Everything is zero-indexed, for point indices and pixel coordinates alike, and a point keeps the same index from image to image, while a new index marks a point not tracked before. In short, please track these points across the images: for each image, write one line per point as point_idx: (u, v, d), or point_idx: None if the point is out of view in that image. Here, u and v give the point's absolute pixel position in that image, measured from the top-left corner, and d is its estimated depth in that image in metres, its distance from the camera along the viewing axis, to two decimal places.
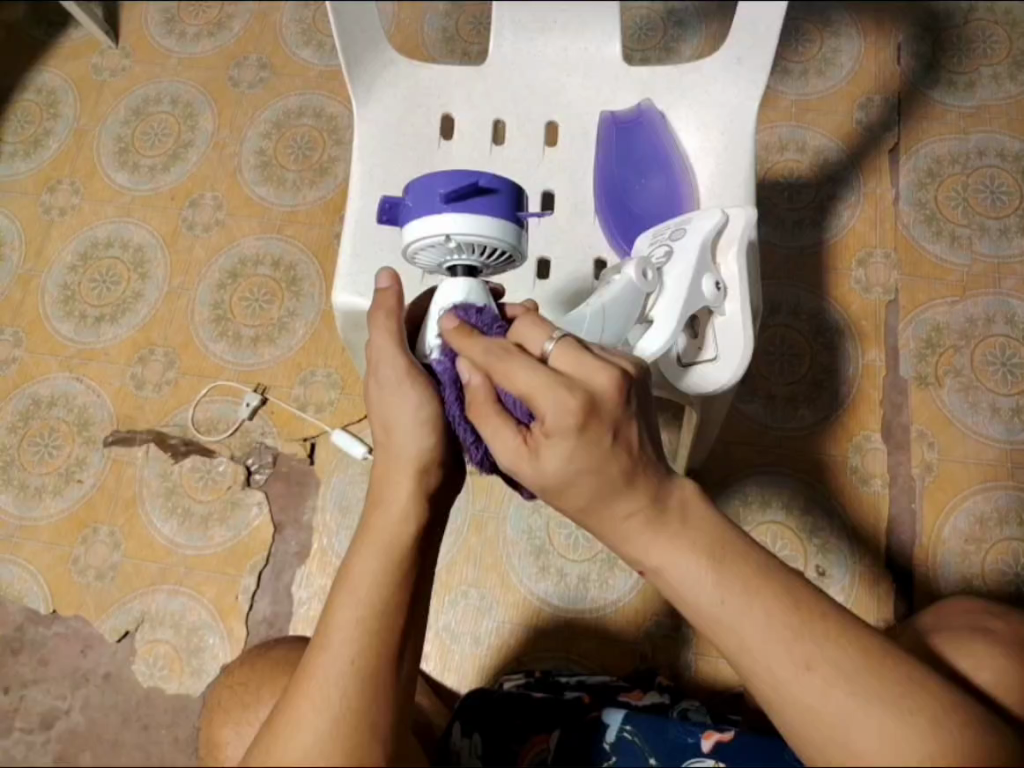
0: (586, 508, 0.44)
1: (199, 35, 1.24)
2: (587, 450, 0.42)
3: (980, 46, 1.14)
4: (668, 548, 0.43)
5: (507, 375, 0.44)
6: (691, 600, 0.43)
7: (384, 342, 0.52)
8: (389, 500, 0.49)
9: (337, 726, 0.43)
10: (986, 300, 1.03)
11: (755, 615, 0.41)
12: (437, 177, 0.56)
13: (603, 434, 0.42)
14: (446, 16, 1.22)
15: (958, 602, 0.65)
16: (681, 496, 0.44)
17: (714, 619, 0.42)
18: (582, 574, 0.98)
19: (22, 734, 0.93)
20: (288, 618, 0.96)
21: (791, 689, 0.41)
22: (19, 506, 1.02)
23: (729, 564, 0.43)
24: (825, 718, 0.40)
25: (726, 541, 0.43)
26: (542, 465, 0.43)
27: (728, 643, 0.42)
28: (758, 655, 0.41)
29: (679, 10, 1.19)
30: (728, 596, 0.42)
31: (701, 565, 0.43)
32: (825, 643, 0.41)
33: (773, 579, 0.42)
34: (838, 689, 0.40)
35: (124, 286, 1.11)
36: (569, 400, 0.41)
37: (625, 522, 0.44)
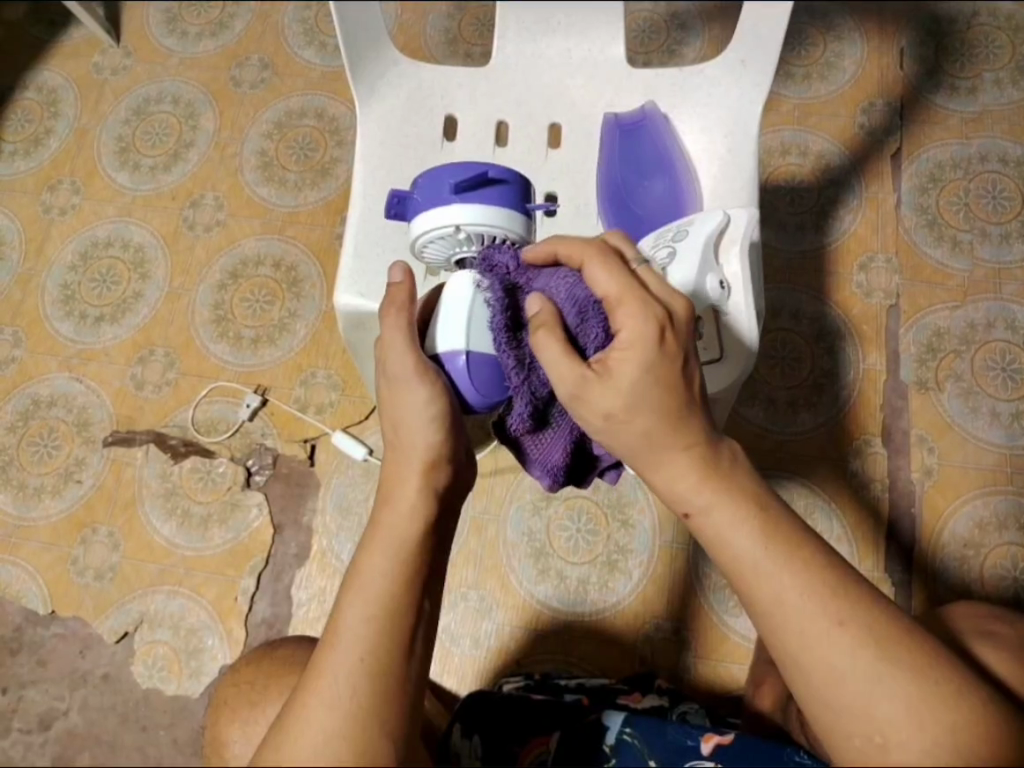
0: (649, 434, 0.45)
1: (200, 35, 1.23)
2: (661, 364, 0.45)
3: (983, 51, 1.15)
4: (718, 490, 0.45)
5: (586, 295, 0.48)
6: (734, 548, 0.44)
7: (395, 337, 0.52)
8: (397, 497, 0.50)
9: (346, 724, 0.43)
10: (987, 305, 1.03)
11: (798, 570, 0.43)
12: (446, 171, 0.59)
13: (678, 351, 0.45)
14: (449, 17, 1.22)
15: (957, 607, 0.65)
16: (732, 451, 0.47)
17: (755, 570, 0.43)
18: (582, 576, 0.97)
19: (21, 735, 0.93)
20: (287, 620, 0.96)
21: (819, 649, 0.41)
22: (18, 506, 1.02)
23: (773, 517, 0.45)
24: (852, 681, 0.41)
25: (769, 499, 0.45)
26: (616, 380, 0.45)
27: (761, 599, 0.43)
28: (791, 609, 0.42)
29: (682, 13, 1.18)
30: (772, 544, 0.43)
31: (747, 515, 0.44)
32: (855, 607, 0.42)
33: (809, 541, 0.44)
34: (869, 654, 0.41)
35: (124, 286, 1.11)
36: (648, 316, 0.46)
37: (679, 456, 0.45)
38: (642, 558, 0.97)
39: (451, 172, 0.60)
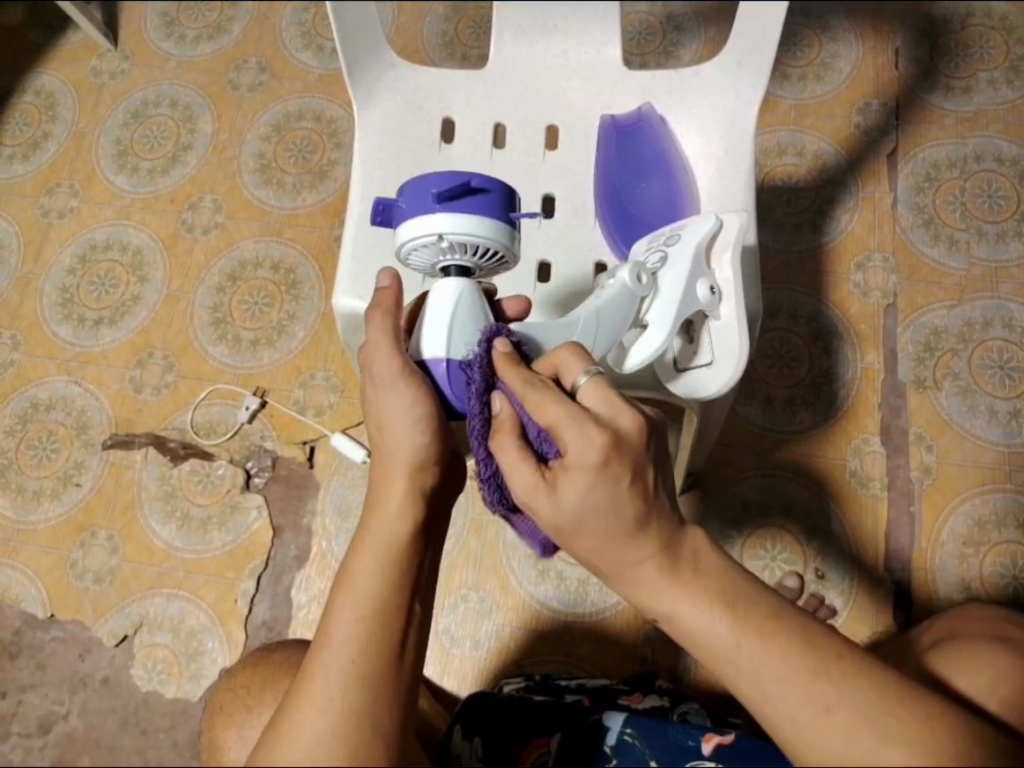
0: (599, 544, 0.45)
1: (198, 38, 1.24)
2: (608, 483, 0.43)
3: (978, 50, 1.15)
4: (681, 593, 0.44)
5: (539, 407, 0.47)
6: (707, 645, 0.43)
7: (380, 339, 0.52)
8: (386, 500, 0.50)
9: (337, 725, 0.43)
10: (984, 303, 1.03)
11: (776, 661, 0.42)
12: (429, 179, 0.57)
13: (626, 467, 0.43)
14: (446, 19, 1.22)
15: (970, 609, 0.66)
16: (693, 546, 0.45)
17: (732, 663, 0.42)
18: (581, 576, 0.98)
19: (21, 739, 0.93)
20: (287, 622, 0.96)
21: (814, 734, 0.41)
22: (17, 509, 1.02)
23: (742, 607, 0.43)
24: (852, 763, 0.40)
25: (736, 587, 0.44)
26: (560, 499, 0.44)
27: (746, 686, 0.42)
28: (775, 697, 0.41)
29: (678, 14, 1.19)
30: (743, 639, 0.42)
31: (715, 612, 0.43)
32: (842, 683, 0.41)
33: (786, 621, 0.43)
34: (863, 734, 0.40)
35: (123, 289, 1.11)
36: (593, 436, 0.44)
37: (635, 567, 0.44)
38: None
39: (435, 179, 0.57)
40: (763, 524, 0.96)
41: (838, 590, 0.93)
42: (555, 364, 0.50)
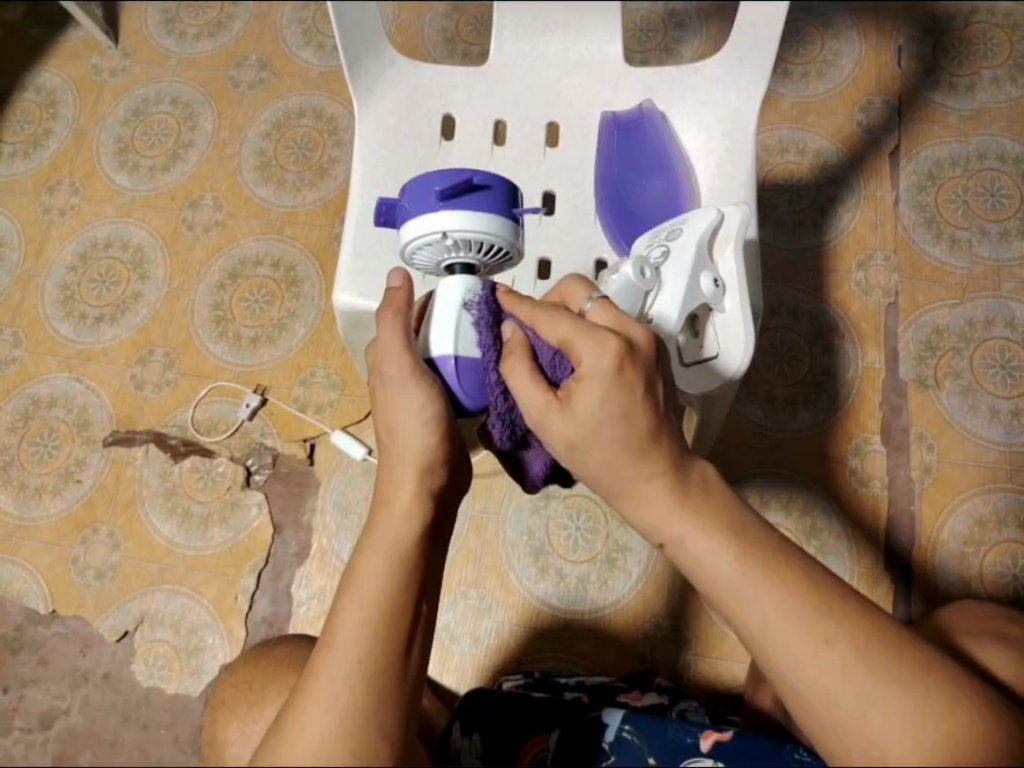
0: (608, 461, 0.46)
1: (198, 35, 1.24)
2: (620, 392, 0.45)
3: (981, 48, 1.14)
4: (688, 517, 0.45)
5: (552, 325, 0.49)
6: (708, 571, 0.44)
7: (390, 340, 0.53)
8: (394, 500, 0.50)
9: (342, 725, 0.44)
10: (986, 303, 1.03)
11: (777, 590, 0.42)
12: (432, 177, 0.57)
13: (638, 380, 0.46)
14: (447, 17, 1.22)
15: (965, 606, 0.65)
16: (701, 474, 0.47)
17: (733, 588, 0.43)
18: (582, 574, 0.98)
19: (22, 734, 0.93)
20: (288, 619, 0.96)
21: (809, 667, 0.41)
22: (18, 506, 1.02)
23: (748, 539, 0.44)
24: (847, 698, 0.40)
25: (743, 520, 0.45)
26: (574, 408, 0.46)
27: (744, 617, 0.43)
28: (770, 622, 0.42)
29: (680, 12, 1.19)
30: (746, 567, 0.43)
31: (720, 538, 0.44)
32: (838, 619, 0.41)
33: (789, 558, 0.44)
34: (858, 670, 0.40)
35: (123, 286, 1.11)
36: (607, 345, 0.46)
37: (643, 485, 0.46)
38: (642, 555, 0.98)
39: (437, 177, 0.57)
40: (764, 522, 0.96)
41: None
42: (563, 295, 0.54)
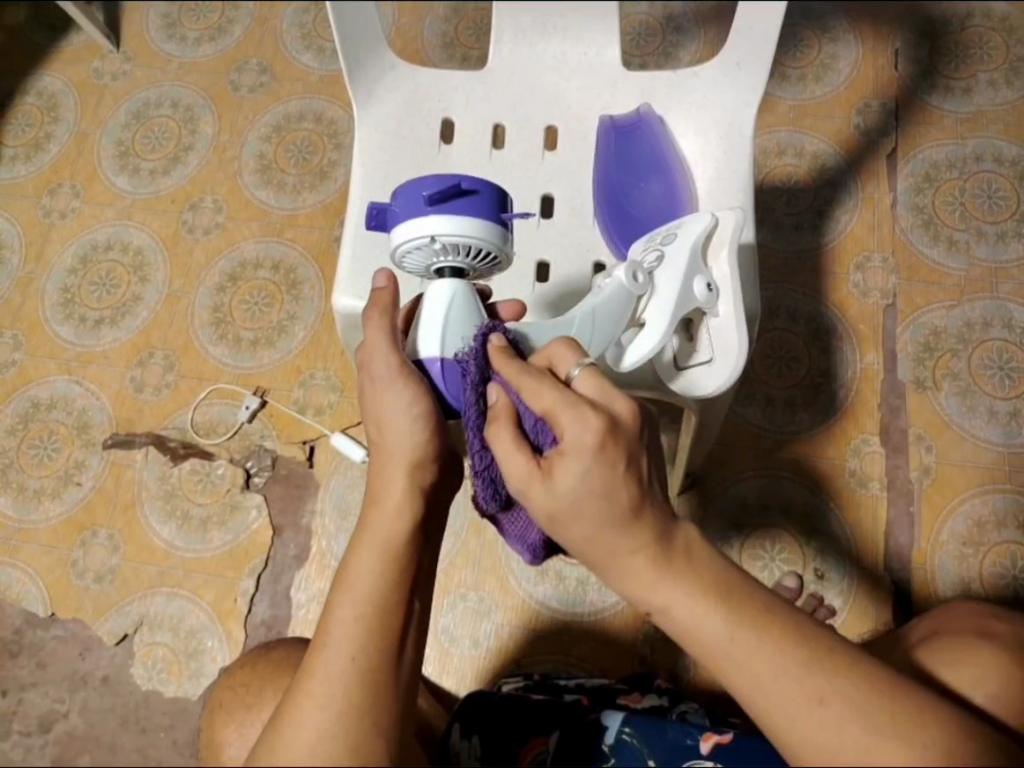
0: (591, 536, 0.43)
1: (199, 39, 1.24)
2: (603, 470, 0.42)
3: (977, 51, 1.15)
4: (675, 587, 0.43)
5: (534, 394, 0.46)
6: (700, 640, 0.43)
7: (377, 338, 0.52)
8: (384, 497, 0.50)
9: (337, 723, 0.44)
10: (983, 304, 1.03)
11: (769, 655, 0.41)
12: (422, 182, 0.57)
13: (621, 454, 0.43)
14: (446, 21, 1.22)
15: (958, 604, 0.66)
16: (686, 539, 0.44)
17: (727, 658, 0.42)
18: (580, 576, 0.98)
19: (21, 738, 0.93)
20: (287, 622, 0.96)
21: (807, 727, 0.41)
22: (18, 509, 1.02)
23: (737, 602, 0.43)
24: (844, 755, 0.40)
25: (733, 582, 0.43)
26: (556, 485, 0.43)
27: (738, 681, 0.42)
28: (771, 694, 0.41)
29: (678, 15, 1.19)
30: (738, 635, 0.42)
31: (708, 605, 0.42)
32: (833, 675, 0.41)
33: (778, 616, 0.43)
34: (854, 726, 0.40)
35: (124, 289, 1.11)
36: (589, 419, 0.43)
37: (628, 558, 0.43)
38: None
39: (426, 182, 0.57)
40: (763, 524, 0.96)
41: (838, 590, 0.93)
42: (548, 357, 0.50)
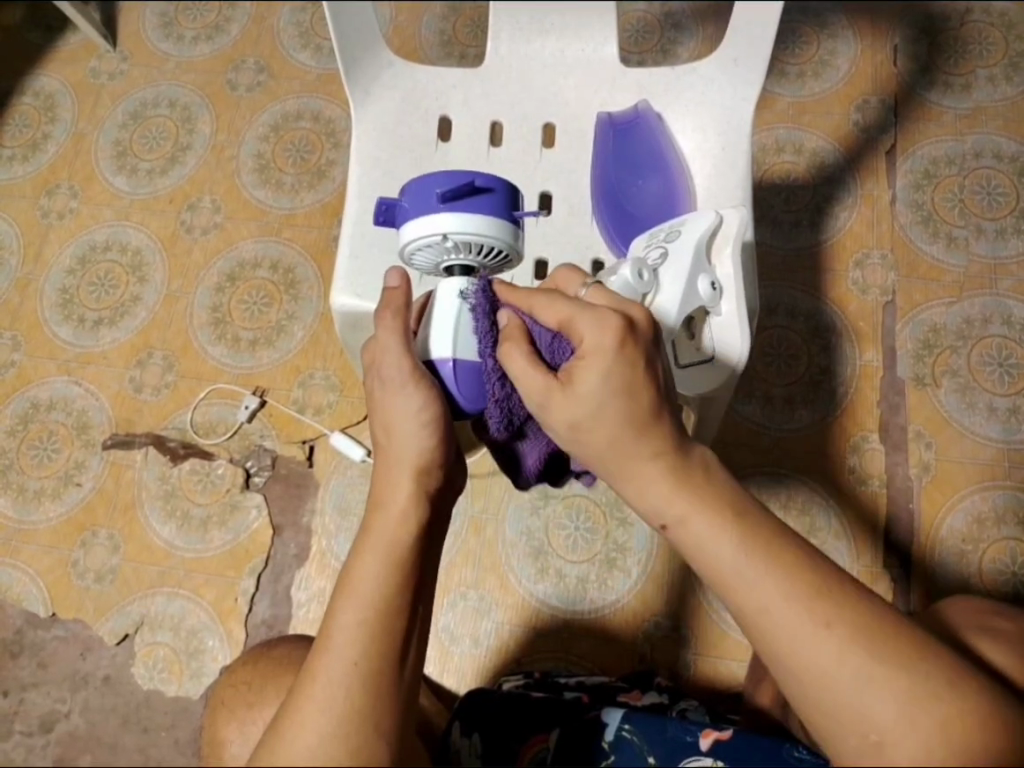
0: (609, 442, 0.46)
1: (196, 38, 1.24)
2: (622, 368, 0.45)
3: (976, 47, 1.15)
4: (689, 500, 0.44)
5: (551, 306, 0.49)
6: (708, 556, 0.43)
7: (388, 340, 0.52)
8: (389, 502, 0.50)
9: (339, 725, 0.44)
10: (983, 300, 1.03)
11: (778, 569, 0.42)
12: (434, 178, 0.57)
13: (638, 356, 0.46)
14: (444, 19, 1.22)
15: (958, 601, 0.65)
16: (701, 457, 0.46)
17: (736, 575, 0.42)
18: (582, 575, 0.98)
19: (23, 738, 0.93)
20: (287, 621, 0.96)
21: (808, 651, 0.41)
22: (18, 510, 1.02)
23: (749, 523, 0.44)
24: (844, 682, 0.40)
25: (745, 507, 0.44)
26: (577, 388, 0.46)
27: (743, 600, 0.42)
28: (775, 610, 0.41)
29: (676, 13, 1.19)
30: (747, 552, 0.43)
31: (721, 521, 0.44)
32: (837, 603, 0.42)
33: (789, 541, 0.44)
34: (855, 656, 0.40)
35: (122, 289, 1.11)
36: (607, 323, 0.46)
37: (644, 467, 0.45)
38: (642, 557, 0.97)
39: (438, 179, 0.57)
40: None
41: None
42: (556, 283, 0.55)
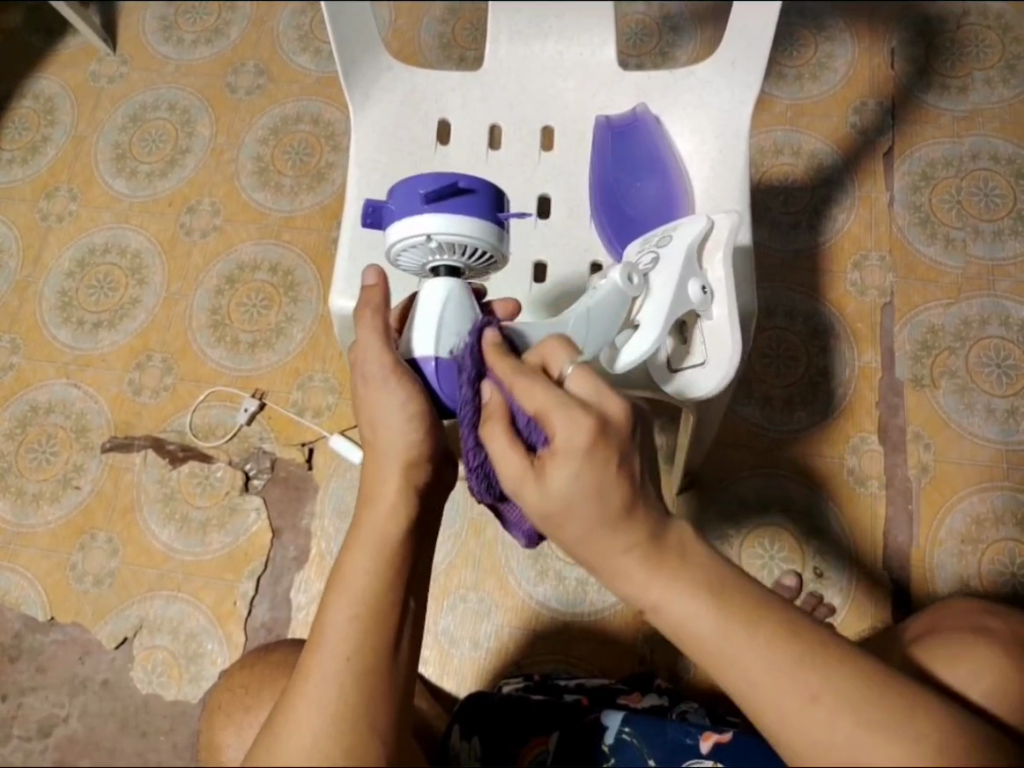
0: (583, 536, 0.43)
1: (196, 42, 1.24)
2: (594, 471, 0.42)
3: (973, 49, 1.15)
4: (669, 584, 0.43)
5: (526, 393, 0.45)
6: (690, 636, 0.43)
7: (370, 338, 0.52)
8: (378, 496, 0.49)
9: (334, 723, 0.44)
10: (981, 302, 1.03)
11: (761, 647, 0.41)
12: (418, 180, 0.57)
13: (612, 454, 0.42)
14: (443, 22, 1.22)
15: (955, 602, 0.65)
16: (679, 536, 0.44)
17: (721, 654, 0.42)
18: (579, 576, 0.98)
19: (21, 741, 0.93)
20: (287, 624, 0.96)
21: (799, 723, 0.41)
22: (17, 512, 1.02)
23: (729, 599, 0.43)
24: (836, 749, 0.41)
25: (724, 580, 0.43)
26: (548, 486, 0.43)
27: (732, 678, 0.42)
28: (764, 689, 0.41)
29: (674, 15, 1.19)
30: (730, 632, 0.42)
31: (701, 602, 0.42)
32: (826, 672, 0.41)
33: (772, 610, 0.43)
34: (845, 722, 0.40)
35: (121, 292, 1.11)
36: (580, 420, 0.43)
37: (622, 557, 0.43)
38: None
39: (422, 180, 0.58)
40: (762, 523, 0.96)
41: (836, 588, 0.93)
42: (542, 355, 0.49)
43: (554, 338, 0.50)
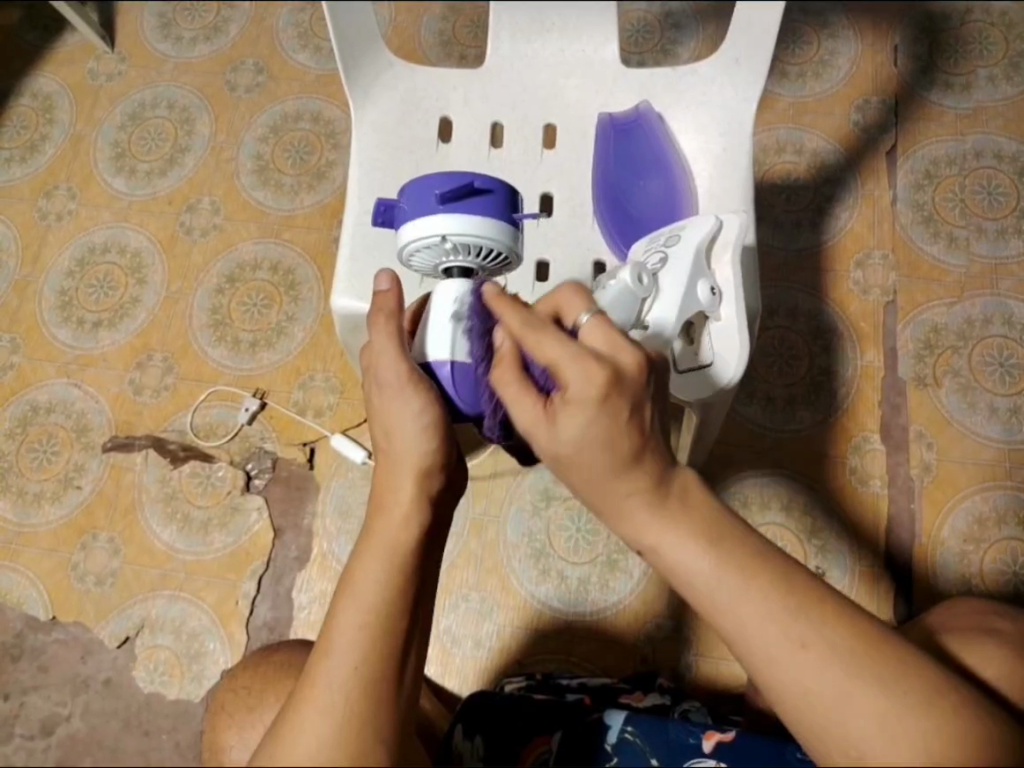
0: (591, 480, 0.44)
1: (195, 39, 1.23)
2: (606, 419, 0.42)
3: (977, 47, 1.15)
4: (668, 527, 0.43)
5: (538, 346, 0.44)
6: (687, 577, 0.43)
7: (384, 344, 0.51)
8: (391, 503, 0.49)
9: (339, 730, 0.44)
10: (984, 301, 1.03)
11: (754, 591, 0.41)
12: (433, 180, 0.57)
13: (625, 406, 0.42)
14: (444, 19, 1.22)
15: (960, 602, 0.65)
16: (682, 483, 0.44)
17: (713, 596, 0.42)
18: (582, 576, 0.98)
19: (23, 741, 0.93)
20: (288, 623, 0.96)
21: (788, 670, 0.41)
22: (18, 513, 1.02)
23: (725, 543, 0.43)
24: (824, 697, 0.40)
25: (723, 525, 0.44)
26: (558, 432, 0.43)
27: (725, 625, 0.42)
28: (754, 634, 0.41)
29: (676, 12, 1.19)
30: (725, 575, 0.42)
31: (697, 543, 0.43)
32: (819, 625, 0.41)
33: (768, 561, 0.43)
34: (835, 671, 0.40)
35: (121, 291, 1.11)
36: (594, 372, 0.42)
37: (624, 501, 0.44)
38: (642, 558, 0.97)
39: (437, 181, 0.57)
40: (764, 522, 0.96)
41: (839, 588, 0.93)
42: (556, 303, 0.49)
43: (568, 286, 0.49)
